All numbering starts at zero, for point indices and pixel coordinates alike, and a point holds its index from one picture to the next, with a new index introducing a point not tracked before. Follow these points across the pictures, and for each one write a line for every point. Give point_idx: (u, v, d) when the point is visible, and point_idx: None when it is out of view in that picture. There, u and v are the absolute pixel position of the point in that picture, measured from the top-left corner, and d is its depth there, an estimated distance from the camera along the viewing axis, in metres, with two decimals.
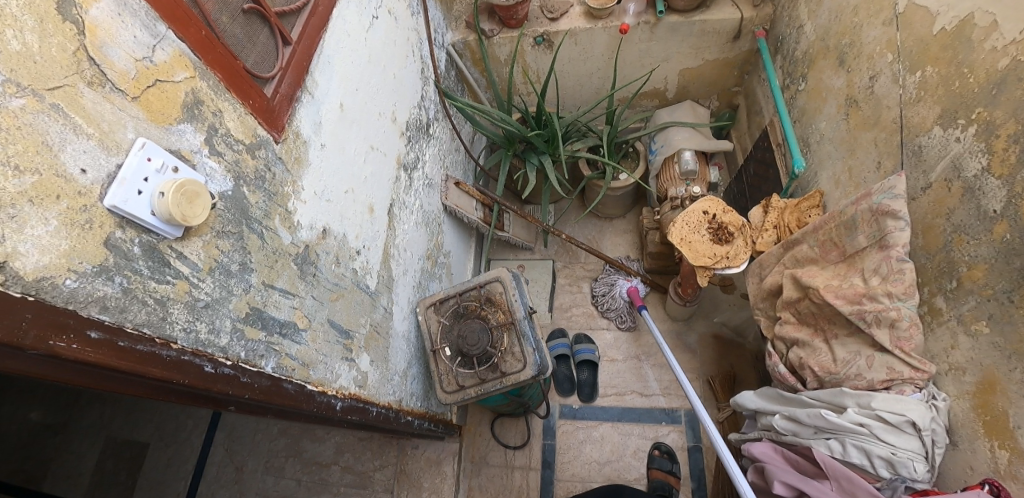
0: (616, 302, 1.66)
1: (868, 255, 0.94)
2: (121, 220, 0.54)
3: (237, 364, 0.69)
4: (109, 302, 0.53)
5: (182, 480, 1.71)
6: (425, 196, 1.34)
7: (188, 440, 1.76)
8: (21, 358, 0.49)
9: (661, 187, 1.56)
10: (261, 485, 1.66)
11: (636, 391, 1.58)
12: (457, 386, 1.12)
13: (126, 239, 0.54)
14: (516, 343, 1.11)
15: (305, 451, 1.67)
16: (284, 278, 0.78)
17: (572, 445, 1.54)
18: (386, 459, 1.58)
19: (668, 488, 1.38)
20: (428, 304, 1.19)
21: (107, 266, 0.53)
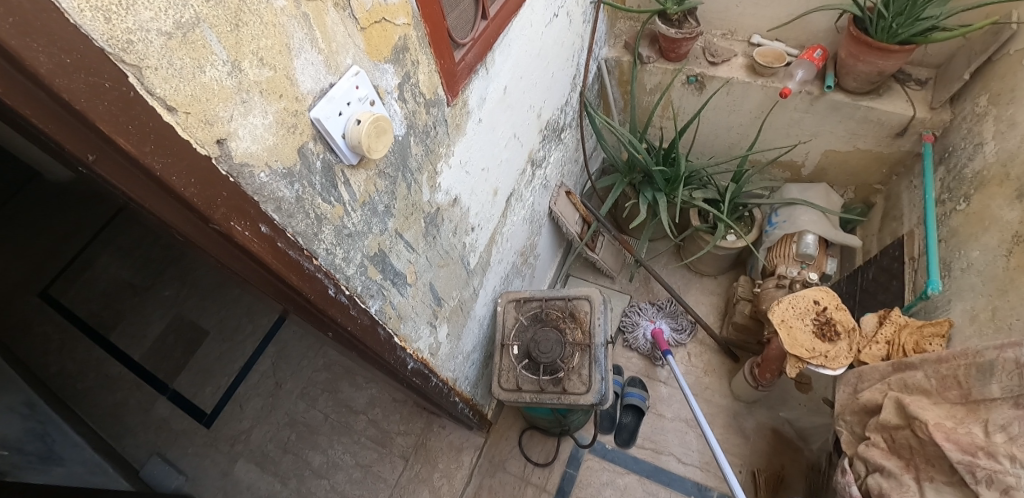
0: (640, 336, 1.64)
1: (999, 407, 0.84)
2: (316, 135, 0.57)
3: (353, 296, 0.71)
4: (283, 205, 0.56)
5: (226, 376, 1.82)
6: (538, 195, 1.35)
7: (244, 342, 1.88)
8: (200, 229, 0.53)
9: (770, 261, 1.48)
10: (292, 408, 1.74)
11: (673, 455, 1.51)
12: (515, 386, 1.11)
13: (314, 152, 0.58)
14: (586, 365, 1.09)
15: (341, 392, 1.74)
16: (412, 231, 0.81)
17: (592, 483, 1.49)
18: (412, 427, 1.62)
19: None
20: (511, 298, 1.21)
21: (293, 171, 0.56)
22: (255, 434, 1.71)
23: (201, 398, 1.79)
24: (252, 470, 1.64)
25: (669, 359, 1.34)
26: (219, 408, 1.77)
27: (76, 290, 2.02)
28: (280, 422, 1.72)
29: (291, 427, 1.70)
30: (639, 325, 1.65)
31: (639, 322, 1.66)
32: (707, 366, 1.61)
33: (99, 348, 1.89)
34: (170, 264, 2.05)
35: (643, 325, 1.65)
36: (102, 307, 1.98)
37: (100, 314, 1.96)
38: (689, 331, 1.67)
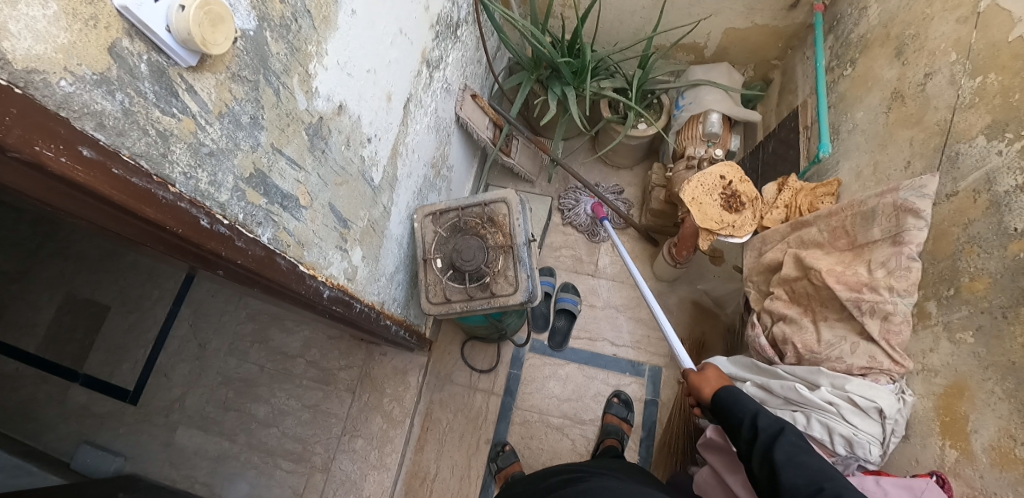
0: (576, 219, 1.69)
1: (879, 248, 0.90)
2: (130, 29, 0.46)
3: (234, 226, 0.63)
4: (107, 121, 0.46)
5: (142, 349, 1.68)
6: (440, 100, 1.26)
7: (154, 310, 1.71)
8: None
9: (680, 145, 1.49)
10: (224, 366, 1.65)
11: (607, 340, 1.60)
12: (444, 298, 1.12)
13: (133, 52, 0.47)
14: (511, 266, 1.10)
15: (273, 339, 1.66)
16: (293, 146, 0.72)
17: (536, 379, 1.58)
18: (353, 360, 1.59)
19: (621, 434, 1.45)
20: (426, 212, 1.16)
21: (108, 78, 0.45)
22: (190, 399, 1.62)
23: (121, 377, 1.65)
24: (196, 435, 1.58)
25: (614, 242, 1.38)
26: (144, 381, 1.65)
27: None
28: (214, 383, 1.63)
29: (227, 385, 1.63)
30: (580, 202, 1.67)
31: (579, 198, 1.68)
32: (631, 255, 1.68)
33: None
34: (45, 240, 1.77)
35: (584, 201, 1.67)
36: None
37: None
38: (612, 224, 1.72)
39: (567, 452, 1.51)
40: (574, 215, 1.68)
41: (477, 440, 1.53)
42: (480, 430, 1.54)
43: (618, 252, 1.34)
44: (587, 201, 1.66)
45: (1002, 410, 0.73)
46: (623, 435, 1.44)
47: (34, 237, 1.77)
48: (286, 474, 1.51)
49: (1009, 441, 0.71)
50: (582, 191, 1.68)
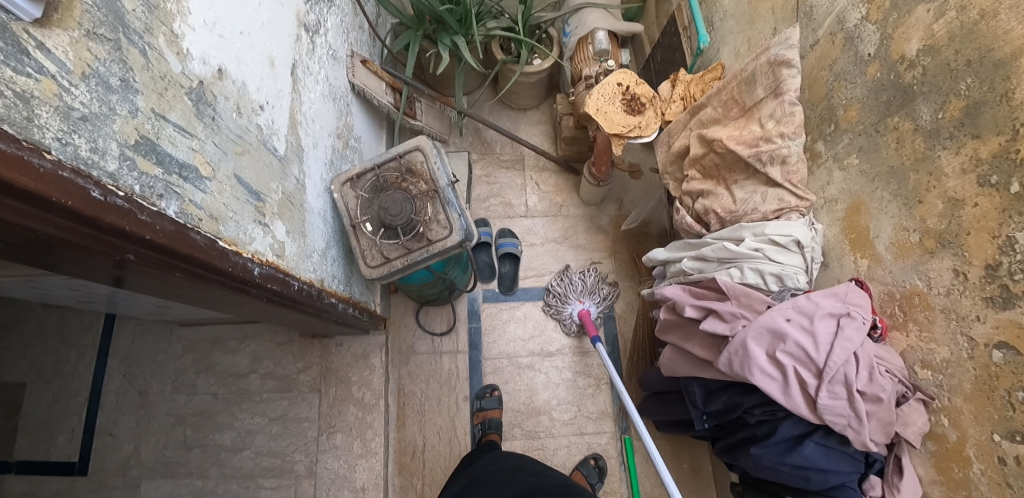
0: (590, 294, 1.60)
1: (765, 104, 0.99)
2: None
3: (132, 198, 0.59)
4: None
5: (75, 415, 1.51)
6: (329, 67, 1.22)
7: (76, 372, 1.53)
8: None
9: (575, 69, 1.51)
10: (171, 405, 1.52)
11: (554, 272, 1.66)
12: (383, 258, 1.11)
13: None
14: (440, 210, 1.11)
15: (217, 363, 1.54)
16: (178, 112, 0.68)
17: (497, 327, 1.60)
18: (309, 360, 1.52)
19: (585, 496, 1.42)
20: (343, 180, 1.14)
21: None
22: (144, 450, 1.49)
23: (59, 450, 1.49)
24: (162, 484, 1.46)
25: (599, 349, 1.36)
26: (86, 446, 1.50)
27: None
28: (166, 425, 1.50)
29: (181, 424, 1.50)
30: (569, 305, 1.58)
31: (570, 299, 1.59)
32: (557, 188, 1.73)
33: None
34: None
35: (572, 306, 1.58)
36: None
37: None
38: (533, 163, 1.75)
39: (542, 386, 1.56)
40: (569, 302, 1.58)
41: (455, 400, 1.54)
42: (456, 389, 1.55)
43: (601, 359, 1.32)
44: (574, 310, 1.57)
45: (893, 210, 0.83)
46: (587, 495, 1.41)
47: None
48: (270, 491, 1.44)
49: (905, 233, 0.81)
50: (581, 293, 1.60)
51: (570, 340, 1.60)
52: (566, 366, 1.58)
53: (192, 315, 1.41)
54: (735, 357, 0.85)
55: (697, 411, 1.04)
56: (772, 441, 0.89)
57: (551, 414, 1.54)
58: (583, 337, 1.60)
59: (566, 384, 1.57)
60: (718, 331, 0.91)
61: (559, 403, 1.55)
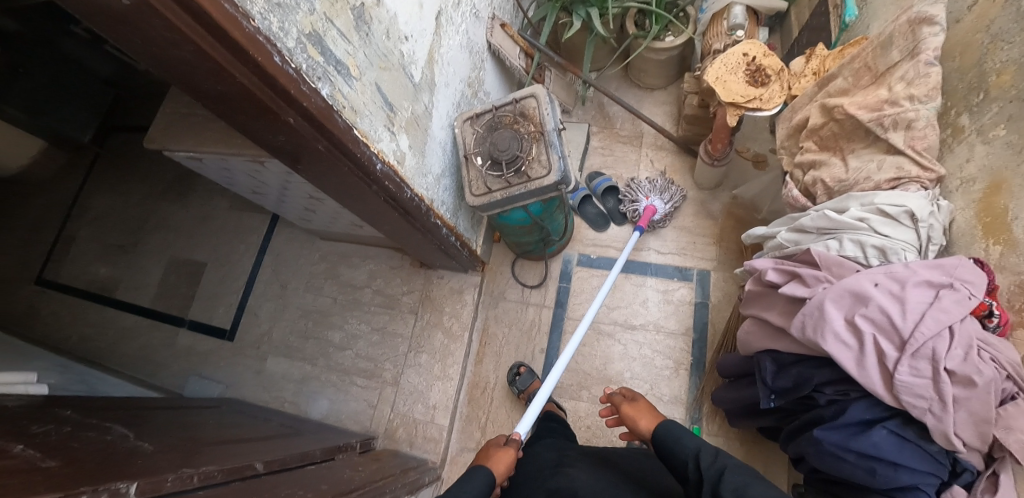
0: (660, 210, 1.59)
1: (900, 69, 0.93)
2: None
3: (300, 72, 0.78)
4: None
5: (234, 294, 1.92)
6: (470, 23, 1.37)
7: (240, 261, 1.96)
8: None
9: (706, 45, 1.50)
10: (302, 301, 1.83)
11: (653, 249, 1.65)
12: (486, 190, 1.25)
13: None
14: (543, 152, 1.22)
15: (342, 275, 1.81)
16: (342, 20, 0.86)
17: (585, 290, 1.64)
18: (413, 285, 1.72)
19: None
20: (465, 118, 1.30)
21: None
22: (276, 333, 1.82)
23: (218, 318, 1.91)
24: (283, 361, 1.78)
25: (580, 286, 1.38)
26: (237, 319, 1.88)
27: (64, 267, 2.23)
28: (295, 316, 1.82)
29: (305, 318, 1.80)
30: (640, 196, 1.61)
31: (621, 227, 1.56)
32: (671, 168, 1.71)
33: (117, 309, 2.08)
34: (150, 218, 2.18)
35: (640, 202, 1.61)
36: (101, 272, 2.17)
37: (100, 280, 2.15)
38: (650, 141, 1.75)
39: (618, 356, 1.56)
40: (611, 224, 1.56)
41: (532, 349, 1.62)
42: (535, 340, 1.62)
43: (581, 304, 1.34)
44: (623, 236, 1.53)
45: None
46: None
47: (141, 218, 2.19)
48: (361, 388, 1.67)
49: None
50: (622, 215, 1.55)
51: (656, 317, 1.58)
52: (646, 341, 1.57)
53: (331, 226, 1.69)
54: (808, 319, 0.81)
55: (764, 389, 0.98)
56: (838, 423, 0.82)
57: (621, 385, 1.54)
58: (669, 317, 1.58)
59: (644, 360, 1.55)
60: (799, 296, 0.87)
61: (632, 376, 1.54)
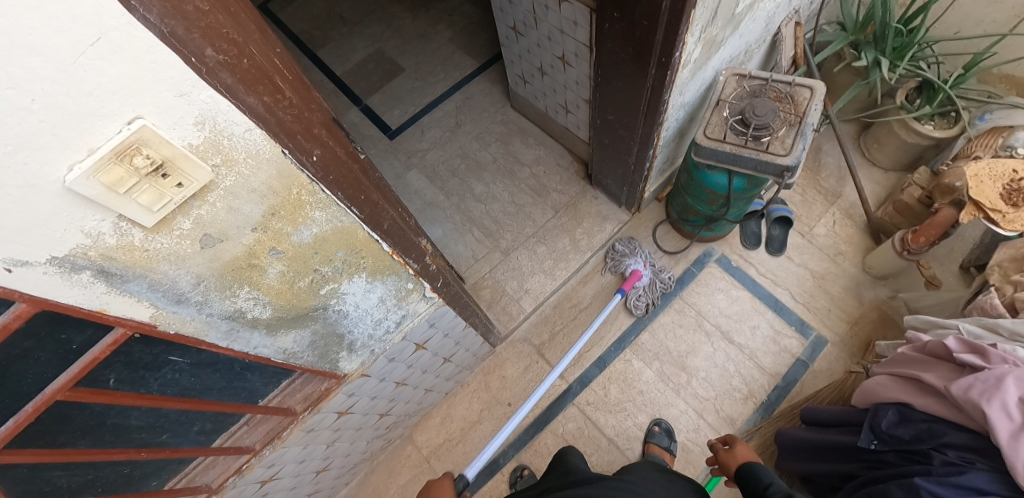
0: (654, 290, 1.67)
1: None
2: None
3: None
4: None
5: (413, 107, 2.07)
6: (778, 6, 1.52)
7: (434, 85, 2.11)
8: None
9: (965, 150, 1.48)
10: (466, 145, 1.95)
11: (789, 291, 1.69)
12: (720, 137, 1.36)
13: None
14: (790, 137, 1.33)
15: (513, 145, 1.93)
16: None
17: (709, 286, 1.72)
18: (569, 189, 1.83)
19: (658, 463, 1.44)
20: (734, 73, 1.45)
21: None
22: (430, 156, 1.95)
23: (389, 117, 2.06)
24: (422, 180, 1.91)
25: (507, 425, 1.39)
26: (404, 127, 2.03)
27: (287, 7, 2.42)
28: (454, 152, 1.94)
29: (462, 159, 1.93)
30: (630, 257, 1.69)
31: (633, 255, 1.69)
32: (846, 238, 1.75)
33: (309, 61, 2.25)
34: (377, 9, 2.34)
35: (635, 260, 1.68)
36: (312, 26, 2.34)
37: (307, 32, 2.33)
38: (842, 206, 1.81)
39: (703, 353, 1.62)
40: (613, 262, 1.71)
41: (633, 301, 1.70)
42: None
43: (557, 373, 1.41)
44: (631, 265, 1.67)
45: None
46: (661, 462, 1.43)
47: (368, 5, 2.34)
48: (474, 239, 1.78)
49: None
50: (633, 254, 1.69)
51: (756, 345, 1.63)
52: (735, 358, 1.61)
53: (537, 99, 1.82)
54: (979, 384, 0.94)
55: (869, 433, 1.10)
56: (951, 478, 0.93)
57: (691, 378, 1.60)
58: (768, 353, 1.62)
59: (725, 372, 1.60)
60: (973, 364, 0.98)
61: (706, 378, 1.59)
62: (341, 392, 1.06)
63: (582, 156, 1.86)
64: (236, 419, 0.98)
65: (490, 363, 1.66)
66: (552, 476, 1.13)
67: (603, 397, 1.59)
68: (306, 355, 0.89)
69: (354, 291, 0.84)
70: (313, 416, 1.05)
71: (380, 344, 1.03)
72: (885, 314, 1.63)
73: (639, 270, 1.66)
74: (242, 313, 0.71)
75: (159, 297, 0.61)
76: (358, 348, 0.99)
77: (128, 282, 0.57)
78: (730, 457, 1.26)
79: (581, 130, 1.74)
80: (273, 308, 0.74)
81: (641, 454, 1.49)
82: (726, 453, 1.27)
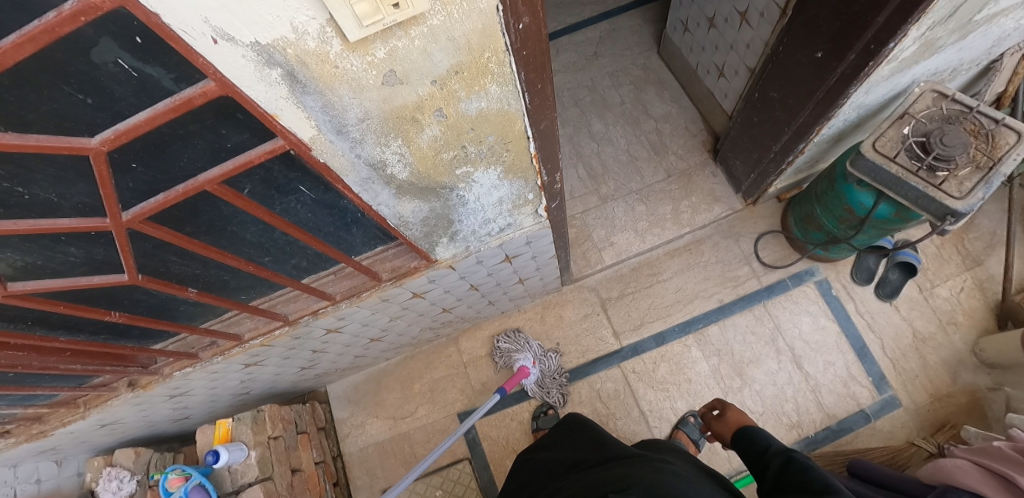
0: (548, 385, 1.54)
1: None
2: None
3: None
4: None
5: (557, 22, 1.96)
6: (1019, 26, 1.28)
7: (584, 6, 1.97)
8: None
9: None
10: (598, 78, 1.84)
11: (881, 340, 1.56)
12: (889, 155, 1.20)
13: None
14: (972, 180, 1.16)
15: (645, 93, 1.80)
16: None
17: (797, 306, 1.61)
18: (689, 157, 1.71)
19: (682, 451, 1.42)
20: (934, 89, 1.25)
21: None
22: (558, 78, 1.86)
23: None
24: None
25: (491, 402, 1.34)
26: None
27: None
28: (583, 82, 1.84)
29: (589, 91, 1.83)
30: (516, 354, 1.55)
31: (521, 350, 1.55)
32: (968, 309, 1.58)
33: None
34: None
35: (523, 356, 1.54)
36: None
37: None
38: (979, 274, 1.61)
39: (766, 368, 1.55)
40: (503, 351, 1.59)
41: (713, 292, 1.62)
42: (723, 289, 1.62)
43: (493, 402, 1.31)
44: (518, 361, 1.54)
45: None
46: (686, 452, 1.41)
47: None
48: (575, 176, 1.72)
49: None
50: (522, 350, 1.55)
51: (824, 380, 1.53)
52: (797, 384, 1.53)
53: (692, 51, 1.67)
54: None
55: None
56: None
57: (745, 386, 1.54)
58: (834, 393, 1.52)
59: (781, 393, 1.53)
60: None
61: (760, 392, 1.53)
62: (426, 274, 1.06)
63: (715, 128, 1.72)
64: (327, 265, 1.01)
65: (552, 299, 1.65)
66: (579, 439, 1.09)
67: (650, 371, 1.56)
68: (415, 228, 0.89)
69: (483, 182, 0.82)
70: (393, 288, 1.07)
71: (477, 243, 1.02)
72: (979, 401, 1.48)
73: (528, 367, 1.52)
74: (384, 166, 0.70)
75: (325, 123, 0.60)
76: (458, 239, 0.98)
77: (306, 97, 0.55)
78: (723, 425, 1.25)
79: (728, 99, 1.59)
80: (411, 171, 0.73)
81: (667, 438, 1.48)
82: (720, 421, 1.26)
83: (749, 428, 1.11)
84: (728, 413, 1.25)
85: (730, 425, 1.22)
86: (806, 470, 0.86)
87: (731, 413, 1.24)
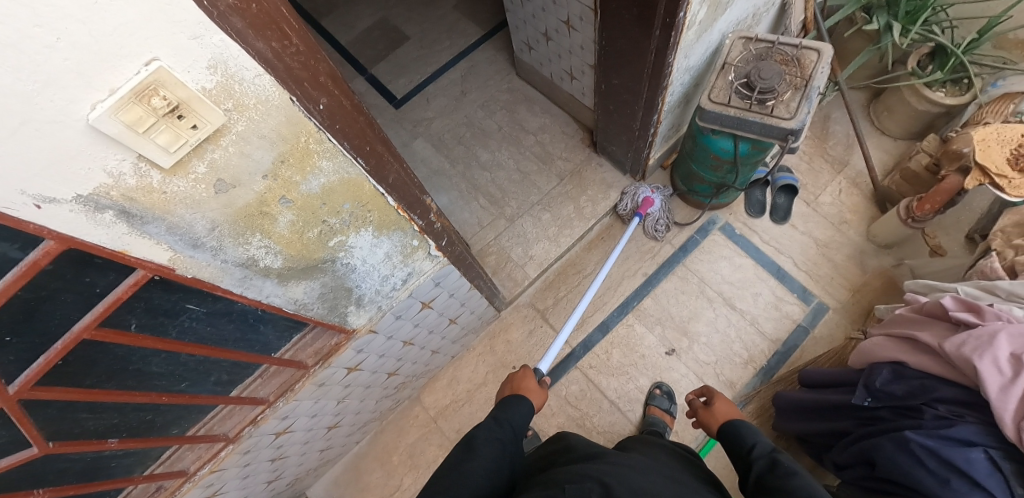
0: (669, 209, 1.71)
1: None
2: None
3: None
4: None
5: (419, 75, 2.07)
6: None
7: (439, 53, 2.10)
8: None
9: (975, 117, 1.47)
10: (472, 113, 1.96)
11: (792, 259, 1.70)
12: (724, 101, 1.35)
13: None
14: (795, 100, 1.32)
15: (518, 113, 1.93)
16: None
17: (713, 254, 1.73)
18: (574, 157, 1.84)
19: (657, 423, 1.48)
20: (741, 36, 1.43)
21: None
22: (436, 124, 1.96)
23: (395, 85, 2.07)
24: (428, 149, 1.92)
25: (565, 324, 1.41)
26: (410, 95, 2.03)
27: None
28: (459, 121, 1.95)
29: (467, 127, 1.93)
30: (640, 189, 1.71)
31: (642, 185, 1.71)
32: (851, 207, 1.75)
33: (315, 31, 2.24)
34: None
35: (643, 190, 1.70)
36: None
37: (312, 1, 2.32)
38: (848, 174, 1.80)
39: (705, 319, 1.65)
40: (622, 198, 1.73)
41: (637, 268, 1.72)
42: (645, 262, 1.73)
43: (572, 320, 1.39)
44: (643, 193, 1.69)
45: None
46: (660, 421, 1.47)
47: None
48: (479, 207, 1.80)
49: None
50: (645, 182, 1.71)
51: (758, 311, 1.65)
52: (736, 323, 1.64)
53: (542, 65, 1.81)
54: (972, 340, 0.95)
55: (864, 391, 1.12)
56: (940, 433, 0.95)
57: (693, 342, 1.63)
58: (770, 319, 1.64)
59: (726, 336, 1.62)
60: (967, 321, 0.99)
61: (708, 343, 1.62)
62: (350, 347, 1.10)
63: (587, 124, 1.86)
64: (251, 371, 1.02)
65: (496, 327, 1.70)
66: (550, 453, 1.11)
67: (606, 361, 1.63)
68: (316, 306, 0.93)
69: (360, 244, 0.87)
70: (323, 370, 1.09)
71: (386, 300, 1.07)
72: (887, 281, 1.63)
73: (651, 196, 1.68)
74: (254, 261, 0.74)
75: (176, 241, 0.64)
76: (365, 303, 1.02)
77: (147, 225, 0.60)
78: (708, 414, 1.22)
79: (587, 96, 1.73)
80: (284, 257, 0.77)
81: (642, 415, 1.53)
82: (706, 411, 1.23)
83: (737, 427, 1.08)
84: (715, 403, 1.21)
85: (717, 417, 1.19)
86: (788, 474, 0.88)
87: (717, 404, 1.20)
